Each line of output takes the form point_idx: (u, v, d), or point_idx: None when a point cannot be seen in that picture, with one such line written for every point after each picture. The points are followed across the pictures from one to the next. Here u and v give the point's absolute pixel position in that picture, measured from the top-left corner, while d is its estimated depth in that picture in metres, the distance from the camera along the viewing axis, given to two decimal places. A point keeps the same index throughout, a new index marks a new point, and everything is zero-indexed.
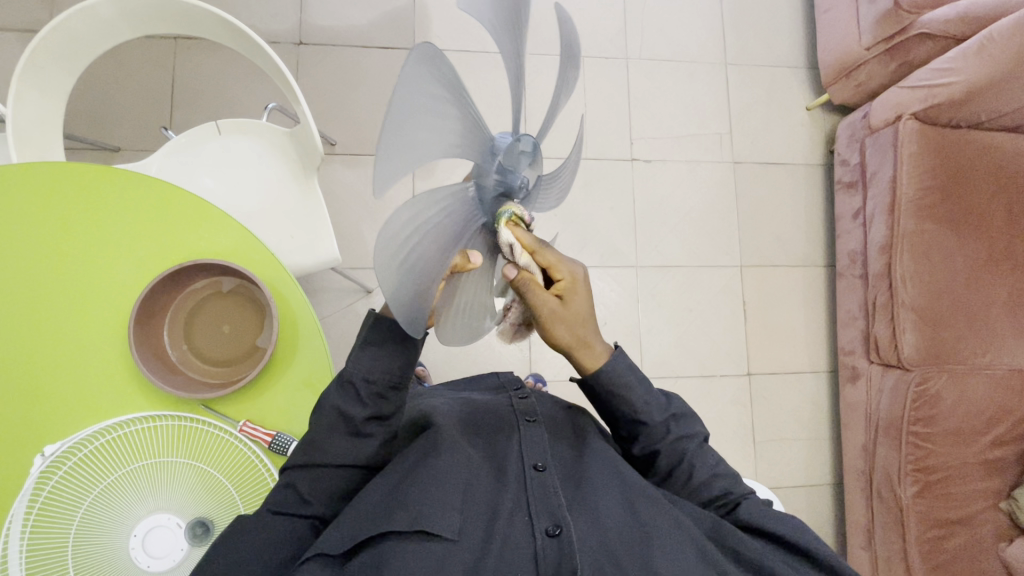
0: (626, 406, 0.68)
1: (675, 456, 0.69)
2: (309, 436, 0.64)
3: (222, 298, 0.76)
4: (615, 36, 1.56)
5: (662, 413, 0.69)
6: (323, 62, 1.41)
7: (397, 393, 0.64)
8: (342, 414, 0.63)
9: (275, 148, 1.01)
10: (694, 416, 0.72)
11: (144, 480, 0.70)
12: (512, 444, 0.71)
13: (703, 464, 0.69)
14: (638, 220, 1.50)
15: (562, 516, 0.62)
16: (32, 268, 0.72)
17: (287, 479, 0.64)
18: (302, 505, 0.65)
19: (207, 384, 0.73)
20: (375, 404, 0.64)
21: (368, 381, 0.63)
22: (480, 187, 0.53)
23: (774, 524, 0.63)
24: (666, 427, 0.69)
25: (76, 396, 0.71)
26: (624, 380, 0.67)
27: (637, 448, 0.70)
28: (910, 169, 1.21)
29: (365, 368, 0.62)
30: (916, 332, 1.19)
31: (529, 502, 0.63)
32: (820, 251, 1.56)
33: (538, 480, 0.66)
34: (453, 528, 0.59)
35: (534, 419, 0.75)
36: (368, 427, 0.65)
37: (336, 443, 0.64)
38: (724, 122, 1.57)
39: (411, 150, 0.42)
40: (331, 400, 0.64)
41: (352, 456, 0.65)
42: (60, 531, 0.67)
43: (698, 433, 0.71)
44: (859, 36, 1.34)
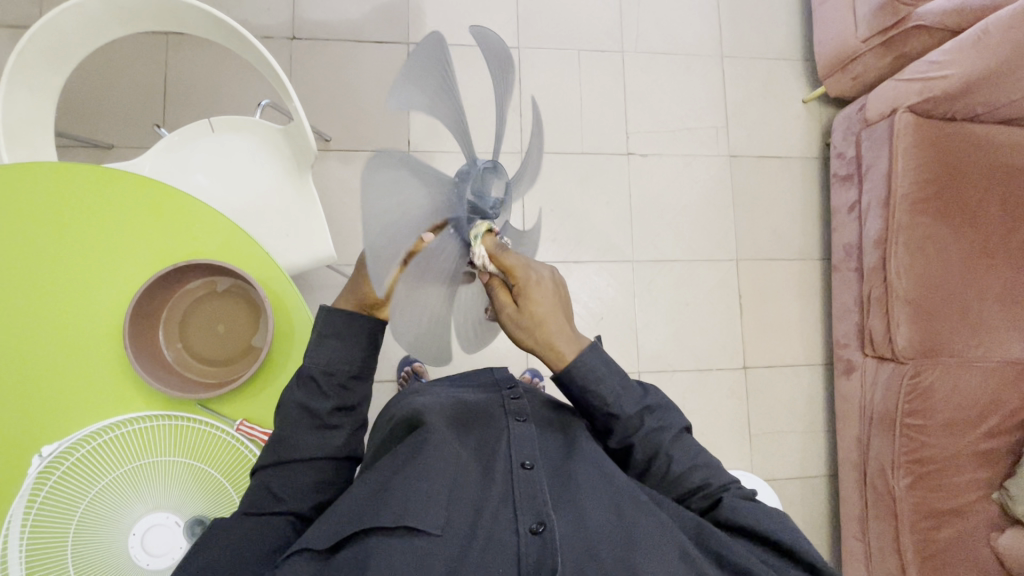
0: (597, 399, 0.69)
1: (650, 451, 0.69)
2: (277, 435, 0.65)
3: (216, 298, 0.76)
4: (611, 29, 1.55)
5: (634, 405, 0.70)
6: (317, 57, 1.40)
7: (357, 383, 0.68)
8: (306, 409, 0.65)
9: (267, 144, 1.00)
10: (671, 407, 0.73)
11: (143, 480, 0.70)
12: (501, 442, 0.72)
13: (680, 457, 0.69)
14: (635, 214, 1.50)
15: (546, 514, 0.62)
16: (27, 269, 0.72)
17: (261, 478, 0.65)
18: (276, 502, 0.65)
19: (203, 384, 0.74)
20: (338, 394, 0.67)
21: (329, 373, 0.66)
22: (459, 210, 0.57)
23: (758, 519, 0.64)
24: (639, 418, 0.70)
25: (74, 397, 0.71)
26: (596, 376, 0.68)
27: (614, 441, 0.72)
28: (904, 162, 1.21)
29: (324, 361, 0.66)
30: (910, 325, 1.19)
31: (515, 499, 0.64)
32: (816, 245, 1.56)
33: (525, 477, 0.66)
34: (436, 524, 0.60)
35: (523, 417, 0.76)
36: (334, 419, 0.67)
37: (305, 437, 0.65)
38: (721, 115, 1.57)
39: (402, 215, 0.48)
40: (295, 398, 0.65)
41: (323, 449, 0.67)
42: (57, 531, 0.67)
43: (676, 424, 0.71)
44: (856, 28, 1.34)
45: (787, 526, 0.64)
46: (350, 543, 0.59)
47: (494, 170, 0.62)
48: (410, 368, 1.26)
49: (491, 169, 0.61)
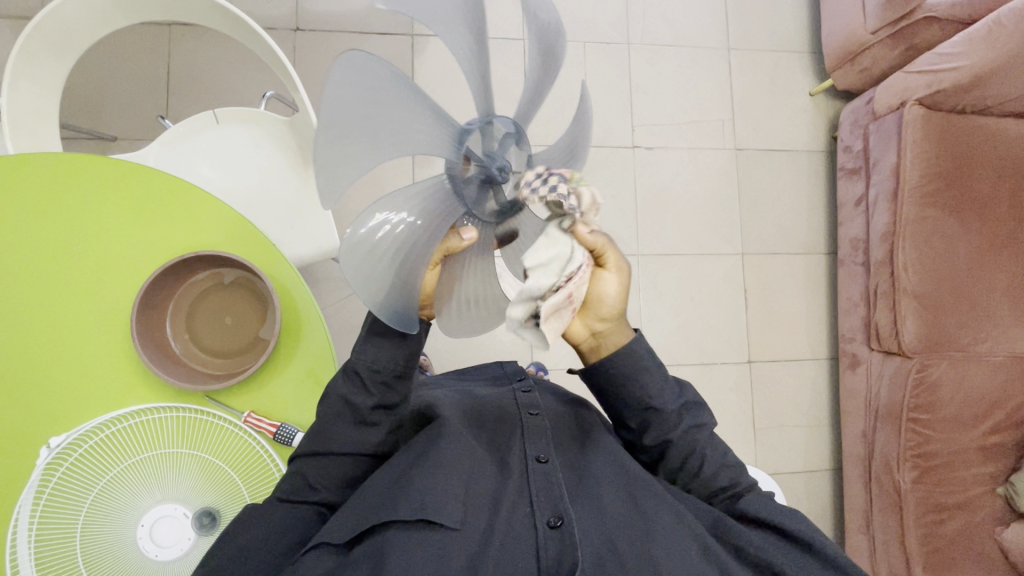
0: (641, 393, 0.66)
1: (686, 449, 0.68)
2: (316, 426, 0.65)
3: (223, 290, 0.76)
4: (616, 21, 1.53)
5: (675, 402, 0.67)
6: (321, 49, 1.39)
7: (401, 383, 0.64)
8: (348, 402, 0.64)
9: (272, 136, 0.99)
10: (705, 406, 0.71)
11: (151, 471, 0.70)
12: (515, 437, 0.71)
13: (713, 455, 0.69)
14: (639, 207, 1.49)
15: (564, 508, 0.62)
16: (33, 259, 0.71)
17: (298, 466, 0.66)
18: (311, 492, 0.66)
19: (211, 376, 0.73)
20: (380, 393, 0.64)
21: (373, 369, 0.63)
22: (454, 177, 0.53)
23: (783, 518, 0.64)
24: (679, 415, 0.67)
25: (81, 388, 0.71)
26: (642, 365, 0.65)
27: (648, 439, 0.68)
28: (913, 156, 1.20)
29: (371, 358, 0.63)
30: (917, 320, 1.19)
31: (532, 494, 0.64)
32: (822, 239, 1.55)
33: (541, 472, 0.66)
34: (455, 518, 0.59)
35: (536, 411, 0.75)
36: (374, 416, 0.66)
37: (342, 430, 0.65)
38: (727, 108, 1.56)
39: (372, 146, 0.48)
40: (338, 389, 0.64)
41: (359, 444, 0.67)
42: (65, 522, 0.67)
43: (709, 423, 0.70)
44: (864, 20, 1.32)
45: (809, 525, 0.65)
46: (372, 534, 0.59)
47: (515, 134, 0.57)
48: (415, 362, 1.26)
49: (509, 132, 0.56)
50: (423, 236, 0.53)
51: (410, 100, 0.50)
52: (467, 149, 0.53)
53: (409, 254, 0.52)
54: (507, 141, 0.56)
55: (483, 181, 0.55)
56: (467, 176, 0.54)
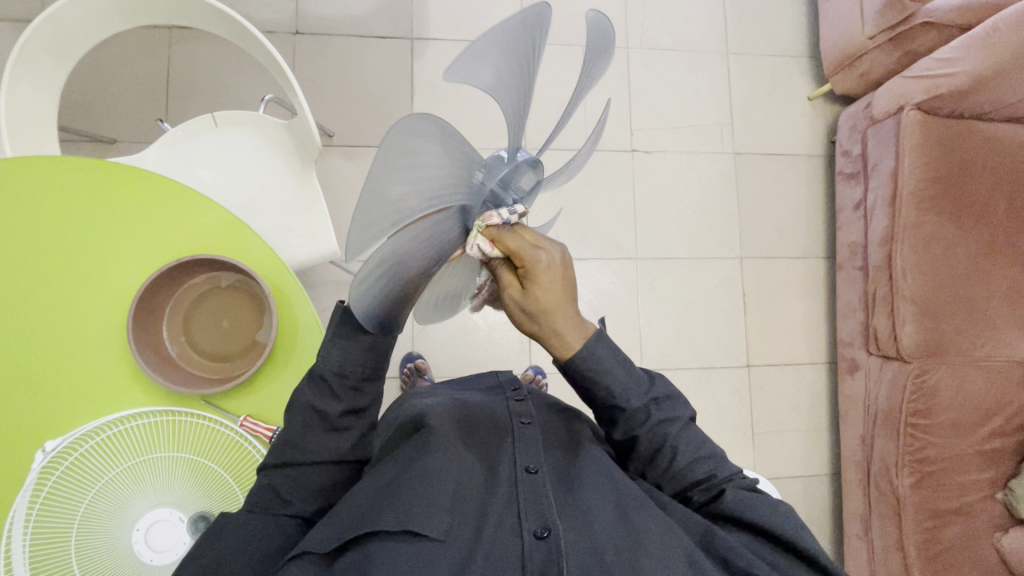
0: (604, 390, 0.66)
1: (655, 443, 0.68)
2: (285, 436, 0.65)
3: (220, 293, 0.76)
4: (616, 25, 1.54)
5: (641, 398, 0.67)
6: (321, 53, 1.40)
7: (370, 384, 0.66)
8: (316, 410, 0.64)
9: (270, 140, 1.00)
10: (678, 398, 0.70)
11: (147, 475, 0.70)
12: (505, 446, 0.71)
13: (688, 448, 0.67)
14: (638, 211, 1.49)
15: (551, 518, 0.62)
16: (30, 263, 0.71)
17: (267, 478, 0.65)
18: (283, 504, 0.65)
19: (207, 379, 0.73)
20: (349, 397, 0.65)
21: (340, 374, 0.64)
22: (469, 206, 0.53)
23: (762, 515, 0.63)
24: (646, 411, 0.67)
25: (76, 392, 0.71)
26: (604, 367, 0.65)
27: (618, 433, 0.69)
28: (910, 161, 1.21)
29: (336, 363, 0.64)
30: (915, 325, 1.19)
31: (519, 503, 0.64)
32: (820, 243, 1.55)
33: (529, 481, 0.66)
34: (440, 529, 0.59)
35: (528, 420, 0.76)
36: (344, 421, 0.66)
37: (312, 439, 0.65)
38: (726, 112, 1.56)
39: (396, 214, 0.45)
40: (304, 397, 0.64)
41: (331, 452, 0.66)
42: (60, 527, 0.67)
43: (684, 414, 0.69)
44: (862, 25, 1.33)
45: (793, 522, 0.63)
46: (353, 547, 0.59)
47: (533, 163, 0.55)
48: (413, 365, 1.28)
49: (530, 163, 0.55)
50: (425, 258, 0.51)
51: (448, 130, 0.45)
52: (487, 182, 0.52)
53: (407, 268, 0.50)
54: (525, 171, 0.55)
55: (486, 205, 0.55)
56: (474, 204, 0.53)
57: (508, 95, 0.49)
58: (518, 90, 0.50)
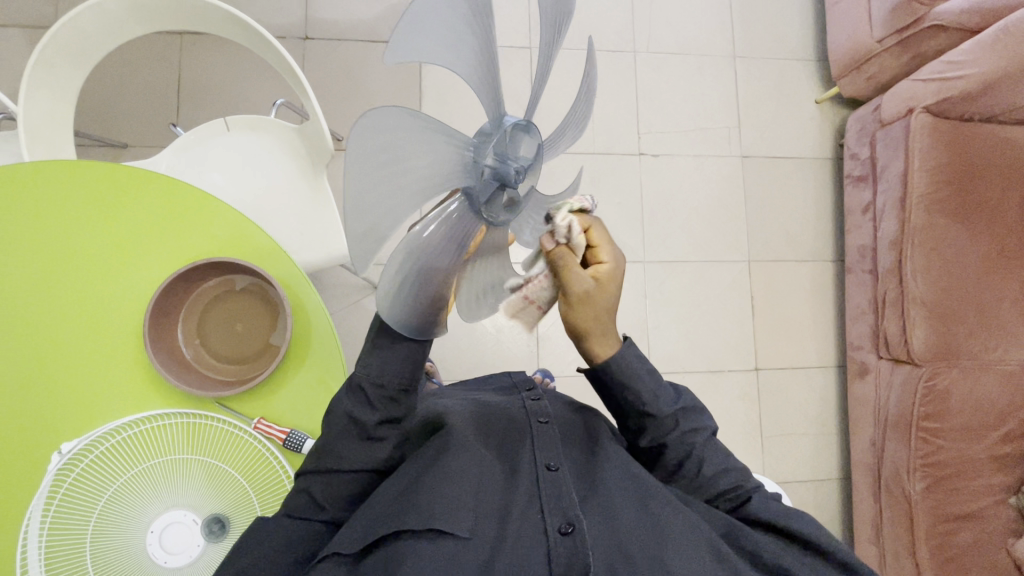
0: (635, 396, 0.66)
1: (682, 451, 0.68)
2: (322, 442, 0.65)
3: (234, 296, 0.76)
4: (623, 29, 1.54)
5: (671, 405, 0.68)
6: (330, 57, 1.41)
7: (408, 396, 0.65)
8: (354, 420, 0.64)
9: (282, 144, 1.00)
10: (702, 409, 0.71)
11: (161, 477, 0.70)
12: (525, 444, 0.71)
13: (712, 457, 0.68)
14: (646, 214, 1.49)
15: (575, 514, 0.62)
16: (47, 266, 0.72)
17: (303, 484, 0.66)
18: (317, 510, 0.66)
19: (222, 382, 0.74)
20: (386, 408, 0.64)
21: (379, 385, 0.63)
22: (472, 190, 0.54)
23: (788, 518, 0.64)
24: (674, 419, 0.67)
25: (91, 394, 0.71)
26: (634, 372, 0.65)
27: (646, 441, 0.69)
28: (920, 164, 1.20)
29: (376, 373, 0.63)
30: (926, 328, 1.18)
31: (541, 501, 0.64)
32: (829, 246, 1.55)
33: (550, 480, 0.66)
34: (466, 526, 0.59)
35: (546, 419, 0.75)
36: (381, 431, 0.65)
37: (349, 448, 0.65)
38: (733, 115, 1.56)
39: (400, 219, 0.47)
40: (343, 405, 0.64)
41: (366, 460, 0.66)
42: (75, 529, 0.67)
43: (707, 427, 0.69)
44: (871, 28, 1.33)
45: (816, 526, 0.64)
46: (382, 545, 0.59)
47: (523, 126, 0.56)
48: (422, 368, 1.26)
49: (517, 125, 0.55)
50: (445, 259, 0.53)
51: (433, 126, 0.47)
52: (484, 160, 0.53)
53: (434, 273, 0.52)
54: (513, 134, 0.55)
55: (494, 180, 0.54)
56: (478, 186, 0.54)
57: (465, 64, 0.49)
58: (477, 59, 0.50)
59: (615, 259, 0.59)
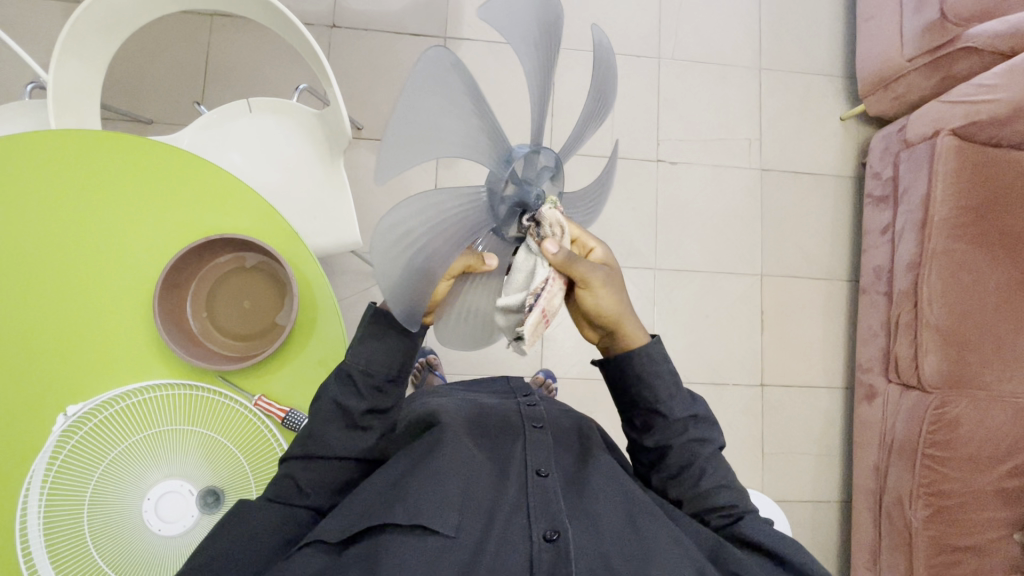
0: (650, 394, 0.69)
1: (684, 460, 0.69)
2: (309, 429, 0.66)
3: (244, 274, 0.77)
4: (648, 34, 1.54)
5: (683, 411, 0.70)
6: (356, 46, 1.42)
7: (394, 386, 0.66)
8: (340, 407, 0.65)
9: (302, 128, 1.01)
10: (713, 422, 0.72)
11: (158, 446, 0.71)
12: (516, 448, 0.72)
13: (713, 472, 0.69)
14: (660, 221, 1.48)
15: (561, 522, 0.62)
16: (64, 233, 0.74)
17: (286, 468, 0.66)
18: (298, 495, 0.66)
19: (226, 357, 0.75)
20: (372, 397, 0.65)
21: (367, 373, 0.65)
22: (495, 193, 0.55)
23: (785, 547, 0.63)
24: (684, 425, 0.69)
25: (99, 360, 0.73)
26: (655, 370, 0.69)
27: (651, 441, 0.71)
28: (943, 187, 1.18)
29: (364, 361, 0.64)
30: (939, 354, 1.16)
31: (528, 506, 0.64)
32: (844, 265, 1.53)
33: (540, 485, 0.66)
34: (450, 525, 0.59)
35: (540, 424, 0.76)
36: (366, 420, 0.66)
37: (334, 435, 0.66)
38: (755, 127, 1.55)
39: (418, 164, 0.47)
40: (331, 392, 0.65)
41: (349, 448, 0.67)
42: (74, 491, 0.69)
43: (714, 440, 0.71)
44: (902, 47, 1.31)
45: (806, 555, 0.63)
46: (363, 538, 0.60)
47: (552, 168, 0.60)
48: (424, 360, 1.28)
49: (548, 165, 0.59)
50: (449, 242, 0.52)
51: (473, 99, 0.49)
52: (512, 171, 0.54)
53: (433, 252, 0.51)
54: (543, 172, 0.59)
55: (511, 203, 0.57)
56: (503, 194, 0.55)
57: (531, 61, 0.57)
58: (538, 69, 0.58)
59: (603, 244, 0.65)
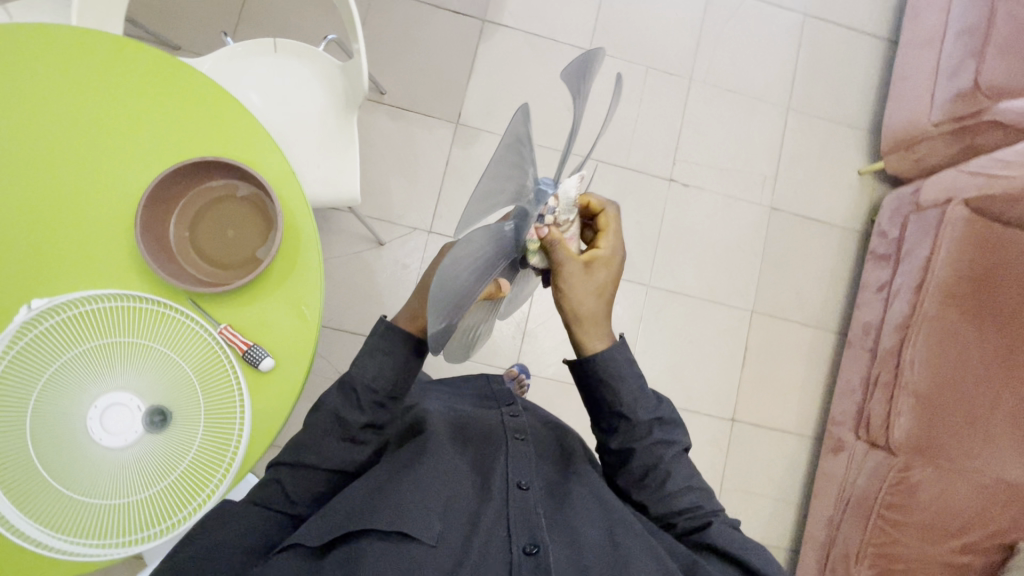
0: (613, 396, 0.68)
1: (649, 461, 0.68)
2: (303, 436, 0.68)
3: (233, 202, 0.76)
4: (683, 54, 1.54)
5: (647, 414, 0.69)
6: (394, 12, 1.43)
7: (394, 402, 0.69)
8: (338, 418, 0.67)
9: (323, 77, 1.02)
10: (678, 424, 0.71)
11: (117, 356, 0.71)
12: (498, 460, 0.72)
13: (678, 474, 0.68)
14: (662, 239, 1.48)
15: (541, 535, 0.62)
16: (63, 133, 0.73)
17: (276, 474, 0.67)
18: (286, 503, 0.67)
19: (197, 280, 0.74)
20: (372, 411, 0.68)
21: (370, 388, 0.67)
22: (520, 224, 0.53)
23: (750, 555, 0.65)
24: (648, 427, 0.68)
25: (76, 261, 0.73)
26: (619, 372, 0.67)
27: (615, 443, 0.70)
28: (945, 254, 1.18)
29: (368, 376, 0.67)
30: (911, 418, 1.16)
31: (509, 518, 0.64)
32: (835, 317, 1.52)
33: (520, 497, 0.67)
34: (434, 534, 0.59)
35: (523, 436, 0.77)
36: (363, 434, 0.69)
37: (328, 446, 0.68)
38: (772, 165, 1.55)
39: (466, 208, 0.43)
40: (333, 402, 0.68)
41: (342, 460, 0.68)
42: (24, 383, 0.68)
43: (679, 442, 0.70)
44: (930, 110, 1.31)
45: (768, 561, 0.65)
46: (343, 543, 0.59)
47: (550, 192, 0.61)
48: None
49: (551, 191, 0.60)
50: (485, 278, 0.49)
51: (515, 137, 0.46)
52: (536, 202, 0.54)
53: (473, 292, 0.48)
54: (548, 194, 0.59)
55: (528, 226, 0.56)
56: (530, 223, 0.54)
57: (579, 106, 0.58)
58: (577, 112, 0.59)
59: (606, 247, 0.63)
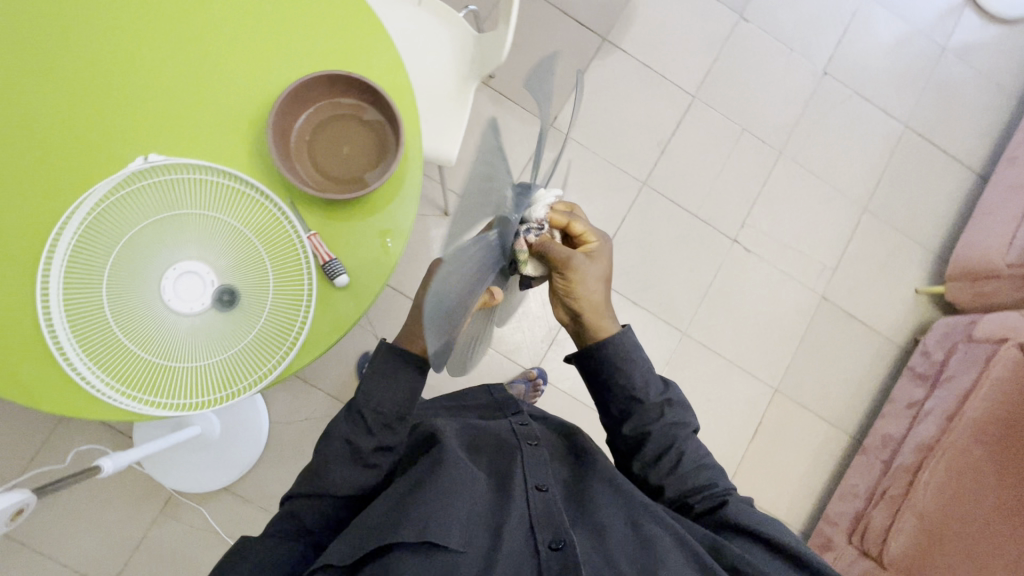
0: (625, 381, 0.70)
1: (664, 442, 0.69)
2: (315, 464, 0.68)
3: (358, 123, 0.79)
4: (781, 127, 1.57)
5: (657, 395, 0.71)
6: (525, 7, 1.48)
7: (403, 423, 0.69)
8: (349, 443, 0.67)
9: (457, 42, 1.06)
10: (687, 406, 0.73)
11: (206, 228, 0.72)
12: (515, 464, 0.71)
13: (690, 452, 0.69)
14: (709, 294, 1.49)
15: (564, 529, 0.63)
16: (227, 16, 0.78)
17: (290, 509, 0.68)
18: (304, 532, 0.69)
19: (303, 180, 0.76)
20: (382, 434, 0.68)
21: (377, 411, 0.67)
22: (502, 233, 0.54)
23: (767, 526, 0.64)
24: (660, 409, 0.70)
25: (196, 131, 0.75)
26: (630, 355, 0.70)
27: (629, 427, 0.71)
28: (987, 389, 1.17)
29: (375, 401, 0.67)
30: (910, 539, 1.14)
31: (531, 519, 0.64)
32: (854, 421, 1.51)
33: (542, 498, 0.66)
34: (460, 540, 0.60)
35: (536, 442, 0.76)
36: (374, 457, 0.68)
37: (343, 471, 0.67)
38: (834, 257, 1.56)
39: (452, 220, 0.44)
40: (342, 432, 0.68)
41: (357, 485, 0.68)
42: (117, 224, 0.70)
43: (690, 423, 0.71)
44: (1006, 250, 1.32)
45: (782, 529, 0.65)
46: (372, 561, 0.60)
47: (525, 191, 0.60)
48: None
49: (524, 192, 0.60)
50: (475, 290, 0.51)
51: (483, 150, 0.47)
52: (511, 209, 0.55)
53: (465, 303, 0.50)
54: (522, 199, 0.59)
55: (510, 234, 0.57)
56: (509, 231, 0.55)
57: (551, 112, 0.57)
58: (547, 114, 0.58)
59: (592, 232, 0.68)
